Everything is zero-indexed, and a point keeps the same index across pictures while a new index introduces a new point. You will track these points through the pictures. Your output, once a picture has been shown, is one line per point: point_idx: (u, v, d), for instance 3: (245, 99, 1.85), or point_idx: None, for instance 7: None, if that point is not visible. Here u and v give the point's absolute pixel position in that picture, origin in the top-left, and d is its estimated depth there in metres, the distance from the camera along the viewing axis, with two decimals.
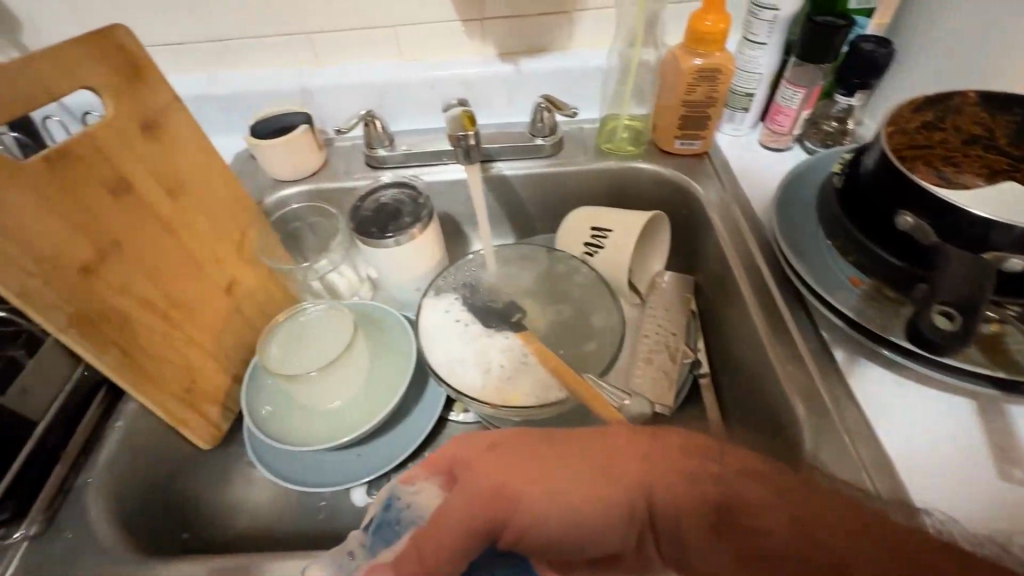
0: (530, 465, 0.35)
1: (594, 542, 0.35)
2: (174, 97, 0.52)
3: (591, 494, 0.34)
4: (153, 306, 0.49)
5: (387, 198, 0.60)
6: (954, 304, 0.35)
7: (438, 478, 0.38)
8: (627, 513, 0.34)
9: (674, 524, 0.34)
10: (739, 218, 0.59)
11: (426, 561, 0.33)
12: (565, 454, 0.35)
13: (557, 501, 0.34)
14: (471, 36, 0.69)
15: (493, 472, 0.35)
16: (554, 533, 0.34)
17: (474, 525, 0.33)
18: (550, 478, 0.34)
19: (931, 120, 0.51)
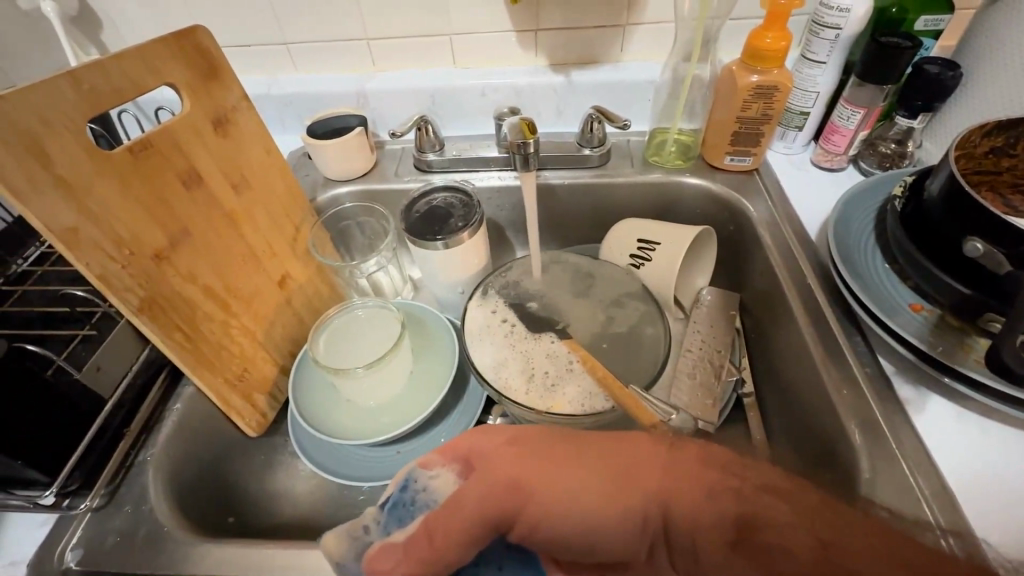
0: (548, 465, 0.36)
1: (605, 548, 0.34)
2: (242, 96, 0.55)
3: (603, 497, 0.34)
4: (214, 295, 0.51)
5: (438, 201, 0.61)
6: None
7: (453, 464, 0.39)
8: (641, 522, 0.34)
9: (690, 540, 0.33)
10: (790, 237, 0.58)
11: (435, 546, 0.35)
12: (585, 456, 0.36)
13: (571, 501, 0.34)
14: (525, 46, 0.71)
15: (513, 469, 0.36)
16: (566, 533, 0.34)
17: (487, 515, 0.34)
18: (566, 477, 0.35)
19: (1000, 145, 0.49)
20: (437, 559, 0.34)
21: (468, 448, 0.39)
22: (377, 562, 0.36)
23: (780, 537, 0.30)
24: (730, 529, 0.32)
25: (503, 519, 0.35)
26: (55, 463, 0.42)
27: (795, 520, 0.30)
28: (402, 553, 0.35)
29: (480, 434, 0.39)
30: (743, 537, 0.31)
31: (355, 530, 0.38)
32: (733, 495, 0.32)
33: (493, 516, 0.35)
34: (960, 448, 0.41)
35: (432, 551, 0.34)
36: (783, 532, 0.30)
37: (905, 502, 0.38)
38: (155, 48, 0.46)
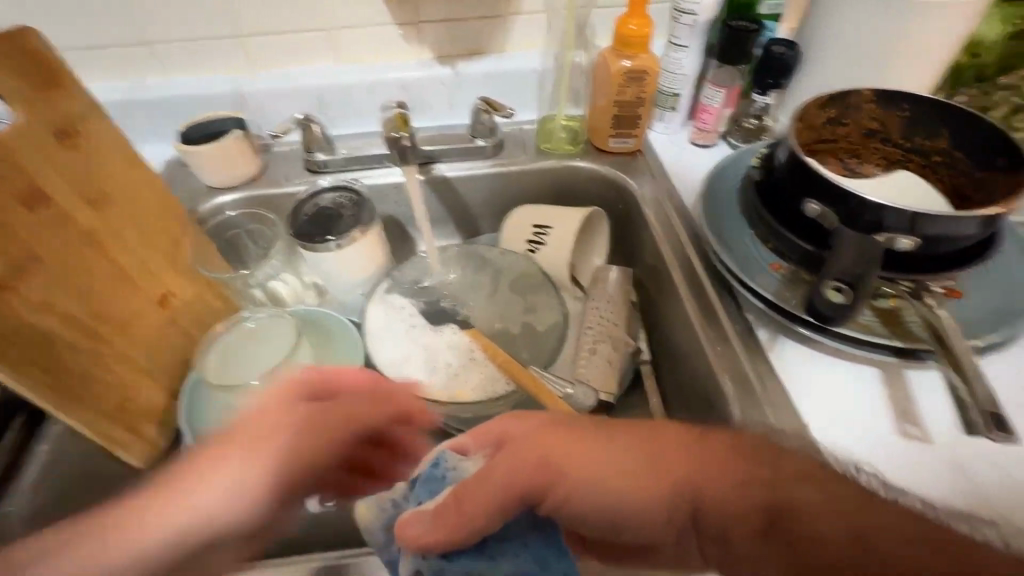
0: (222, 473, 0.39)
1: (632, 526, 0.34)
2: (93, 105, 0.50)
3: (635, 478, 0.33)
4: (78, 323, 0.48)
5: (327, 202, 0.59)
6: (844, 280, 0.40)
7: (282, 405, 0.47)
8: (671, 512, 0.33)
9: (719, 530, 0.33)
10: (670, 210, 0.62)
11: (464, 511, 0.32)
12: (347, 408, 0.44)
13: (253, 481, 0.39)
14: (408, 39, 0.70)
15: (542, 449, 0.34)
16: (588, 512, 0.34)
17: (516, 489, 0.32)
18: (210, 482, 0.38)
19: (835, 117, 0.55)
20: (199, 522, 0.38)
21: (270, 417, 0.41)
22: (403, 527, 0.33)
23: (813, 528, 0.31)
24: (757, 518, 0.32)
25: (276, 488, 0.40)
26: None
27: (823, 506, 0.31)
28: (426, 525, 0.32)
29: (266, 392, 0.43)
30: (773, 529, 0.32)
31: (383, 501, 0.38)
32: (766, 485, 0.32)
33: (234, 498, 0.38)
34: (814, 388, 0.46)
35: (459, 519, 0.32)
36: (816, 510, 0.31)
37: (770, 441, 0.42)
38: None
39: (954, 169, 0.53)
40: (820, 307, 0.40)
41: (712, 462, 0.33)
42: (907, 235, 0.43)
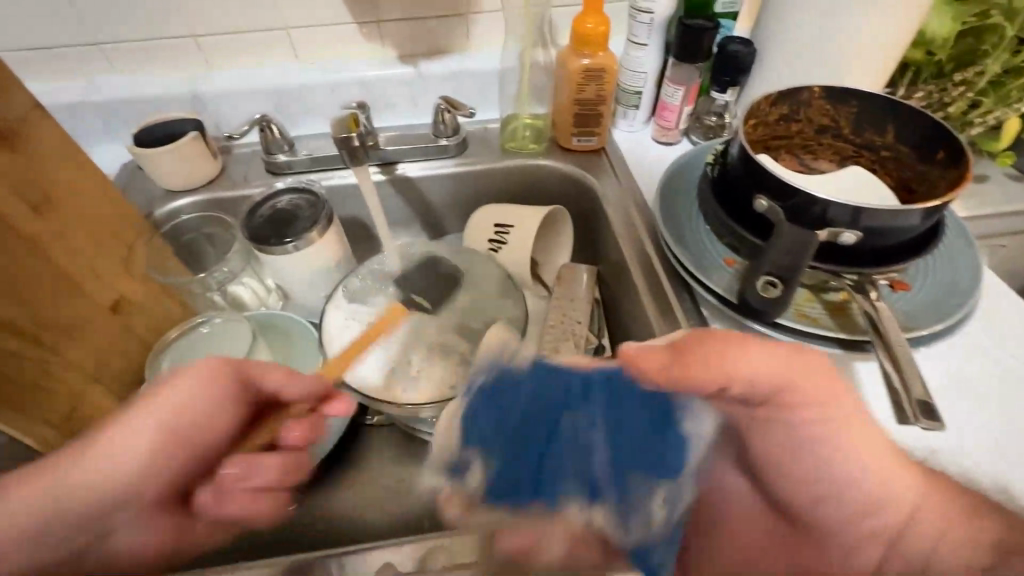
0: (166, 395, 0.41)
1: (861, 516, 0.37)
2: (33, 104, 0.49)
3: (876, 477, 0.36)
4: (24, 333, 0.47)
5: (285, 203, 0.58)
6: (776, 274, 0.44)
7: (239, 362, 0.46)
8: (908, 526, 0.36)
9: (926, 560, 0.36)
10: (630, 208, 0.63)
11: (633, 400, 0.34)
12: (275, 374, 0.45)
13: (181, 423, 0.41)
14: (369, 38, 0.69)
15: (709, 353, 0.34)
16: (824, 489, 0.37)
17: (667, 377, 0.34)
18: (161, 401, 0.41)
19: (786, 113, 0.56)
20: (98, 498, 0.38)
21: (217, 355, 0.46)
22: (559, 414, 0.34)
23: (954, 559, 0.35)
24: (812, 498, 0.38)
25: (175, 453, 0.41)
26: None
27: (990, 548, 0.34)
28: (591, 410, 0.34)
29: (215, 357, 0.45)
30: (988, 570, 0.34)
31: (497, 361, 0.37)
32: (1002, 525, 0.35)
33: (161, 452, 0.40)
34: None
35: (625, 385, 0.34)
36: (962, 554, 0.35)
37: None
38: None
39: (902, 162, 0.54)
40: (753, 303, 0.45)
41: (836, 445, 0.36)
42: (851, 229, 0.44)
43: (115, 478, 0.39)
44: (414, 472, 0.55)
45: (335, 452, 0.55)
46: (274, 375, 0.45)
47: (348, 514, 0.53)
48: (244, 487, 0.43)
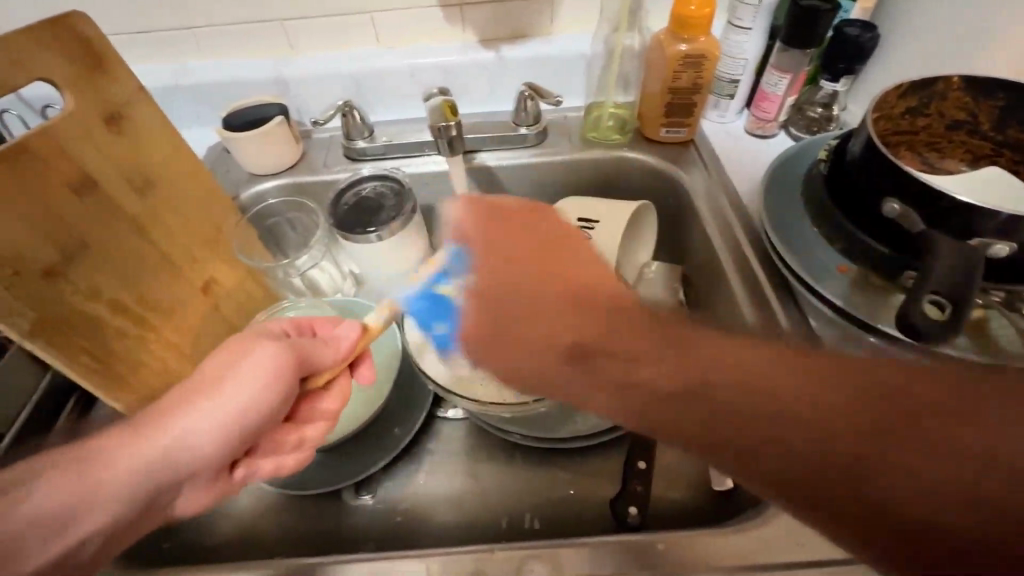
0: (232, 383, 0.41)
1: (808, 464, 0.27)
2: (140, 88, 0.49)
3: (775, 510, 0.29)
4: (126, 310, 0.48)
5: (369, 190, 0.58)
6: (942, 296, 0.37)
7: (287, 328, 0.49)
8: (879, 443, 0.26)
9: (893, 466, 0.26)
10: (724, 203, 0.59)
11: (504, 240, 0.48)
12: (308, 342, 0.46)
13: (241, 412, 0.42)
14: (451, 22, 0.67)
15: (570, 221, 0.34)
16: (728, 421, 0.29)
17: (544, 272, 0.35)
18: (230, 390, 0.41)
19: (916, 105, 0.50)
20: (163, 474, 0.40)
21: (277, 325, 0.48)
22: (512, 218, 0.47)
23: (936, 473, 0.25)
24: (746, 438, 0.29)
25: (236, 440, 0.42)
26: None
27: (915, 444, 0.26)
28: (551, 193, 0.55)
29: (272, 320, 0.50)
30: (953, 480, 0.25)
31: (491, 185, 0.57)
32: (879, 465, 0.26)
33: (225, 434, 0.41)
34: None
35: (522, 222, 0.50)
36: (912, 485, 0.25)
37: None
38: (20, 38, 0.41)
39: None
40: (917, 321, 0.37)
41: (722, 350, 0.31)
42: (1003, 240, 0.39)
43: (184, 446, 0.40)
44: (488, 470, 0.52)
45: (411, 443, 0.54)
46: (318, 348, 0.47)
47: (417, 508, 0.50)
48: (284, 445, 0.46)
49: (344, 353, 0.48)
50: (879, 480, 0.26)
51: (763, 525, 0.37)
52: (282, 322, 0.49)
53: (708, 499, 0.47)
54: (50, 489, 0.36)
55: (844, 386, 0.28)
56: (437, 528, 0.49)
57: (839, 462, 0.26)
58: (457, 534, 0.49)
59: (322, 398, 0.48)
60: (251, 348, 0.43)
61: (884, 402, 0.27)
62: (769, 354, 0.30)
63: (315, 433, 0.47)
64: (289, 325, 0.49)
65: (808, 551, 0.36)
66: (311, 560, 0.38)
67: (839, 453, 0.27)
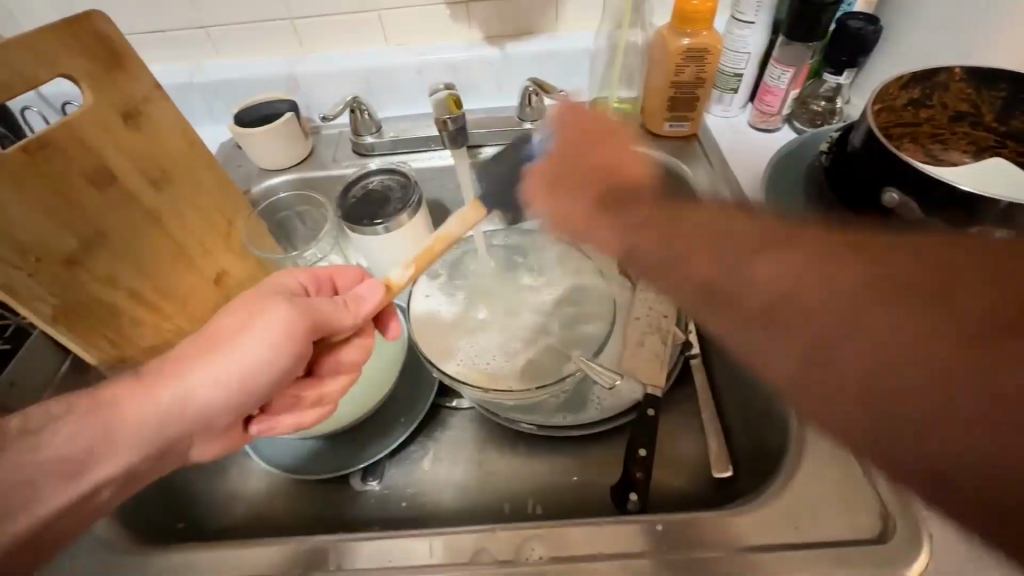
0: (247, 340, 0.40)
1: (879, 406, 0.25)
2: (155, 85, 0.51)
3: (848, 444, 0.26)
4: (142, 299, 0.50)
5: (376, 184, 0.59)
6: None
7: (305, 284, 0.47)
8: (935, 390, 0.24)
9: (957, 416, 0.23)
10: (727, 197, 0.59)
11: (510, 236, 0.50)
12: (324, 301, 0.43)
13: (263, 364, 0.41)
14: (458, 20, 0.68)
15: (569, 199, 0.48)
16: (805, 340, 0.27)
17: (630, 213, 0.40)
18: (243, 344, 0.40)
19: (917, 97, 0.50)
20: (181, 424, 0.40)
21: (296, 280, 0.46)
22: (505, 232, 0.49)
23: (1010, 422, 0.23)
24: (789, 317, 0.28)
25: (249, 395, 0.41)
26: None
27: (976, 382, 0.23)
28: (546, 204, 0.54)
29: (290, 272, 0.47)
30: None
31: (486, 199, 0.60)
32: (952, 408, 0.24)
33: (238, 390, 0.41)
34: None
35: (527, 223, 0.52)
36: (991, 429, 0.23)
37: (836, 447, 0.40)
38: (44, 36, 0.43)
39: None
40: None
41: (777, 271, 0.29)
42: (1003, 228, 0.39)
43: (198, 404, 0.40)
44: (492, 456, 0.53)
45: (417, 431, 0.55)
46: (335, 311, 0.42)
47: (424, 492, 0.52)
48: (303, 398, 0.45)
49: (365, 316, 0.43)
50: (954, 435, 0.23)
51: (761, 508, 0.38)
52: (300, 278, 0.46)
53: (709, 487, 0.48)
54: (74, 433, 0.38)
55: (906, 305, 0.26)
56: (443, 513, 0.50)
57: (875, 383, 0.25)
58: (463, 518, 0.50)
59: (343, 351, 0.46)
60: (263, 308, 0.41)
61: (966, 330, 0.24)
62: (812, 255, 0.29)
63: (333, 390, 0.46)
64: (310, 280, 0.47)
65: (808, 533, 0.37)
66: (322, 538, 0.40)
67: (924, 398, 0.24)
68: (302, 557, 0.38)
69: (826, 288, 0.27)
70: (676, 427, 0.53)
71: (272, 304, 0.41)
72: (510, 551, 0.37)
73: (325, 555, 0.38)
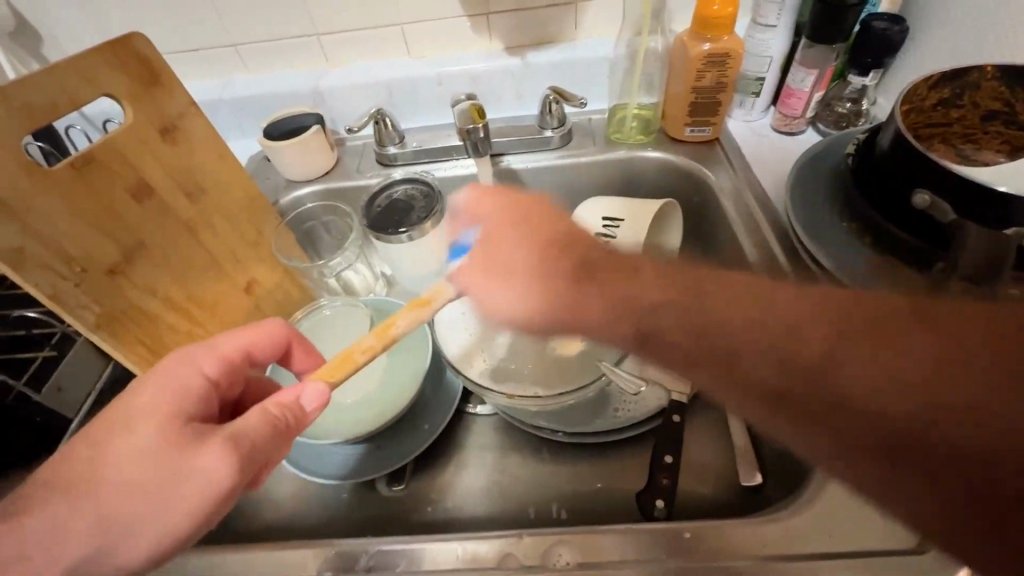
0: (162, 487, 0.32)
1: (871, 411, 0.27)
2: (191, 101, 0.53)
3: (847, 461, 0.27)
4: (177, 306, 0.52)
5: (400, 194, 0.61)
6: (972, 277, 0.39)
7: (215, 376, 0.40)
8: (905, 398, 0.26)
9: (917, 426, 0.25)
10: (751, 202, 0.58)
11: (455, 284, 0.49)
12: (256, 416, 0.35)
13: (181, 516, 0.32)
14: (478, 32, 0.70)
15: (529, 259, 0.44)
16: (788, 366, 0.30)
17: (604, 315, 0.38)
18: (157, 492, 0.32)
19: (948, 97, 0.50)
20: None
21: (203, 371, 0.39)
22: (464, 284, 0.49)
23: (967, 406, 0.25)
24: (784, 388, 0.30)
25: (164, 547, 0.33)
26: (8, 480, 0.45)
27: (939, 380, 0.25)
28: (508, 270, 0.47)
29: (188, 356, 0.39)
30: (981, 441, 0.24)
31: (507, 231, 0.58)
32: (918, 399, 0.26)
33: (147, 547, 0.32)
34: None
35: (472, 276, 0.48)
36: (926, 416, 0.25)
37: None
38: (90, 56, 0.45)
39: None
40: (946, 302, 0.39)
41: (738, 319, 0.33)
42: None
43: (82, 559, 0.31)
44: (516, 462, 0.53)
45: (441, 436, 0.55)
46: (273, 426, 0.36)
47: (449, 497, 0.52)
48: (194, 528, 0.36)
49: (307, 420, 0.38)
50: (905, 417, 0.26)
51: (792, 516, 0.37)
52: (208, 368, 0.39)
53: (736, 495, 0.47)
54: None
55: (877, 348, 0.28)
56: (467, 517, 0.50)
57: (839, 416, 0.28)
58: (487, 523, 0.50)
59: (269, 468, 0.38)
60: (182, 458, 0.33)
61: (913, 338, 0.27)
62: (798, 313, 0.31)
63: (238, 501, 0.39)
64: (220, 371, 0.40)
65: (843, 542, 0.36)
66: (352, 541, 0.40)
67: (880, 404, 0.27)
68: (333, 558, 0.39)
69: (793, 335, 0.30)
70: (702, 434, 0.52)
71: (195, 451, 0.33)
72: (539, 554, 0.38)
73: (354, 557, 0.39)
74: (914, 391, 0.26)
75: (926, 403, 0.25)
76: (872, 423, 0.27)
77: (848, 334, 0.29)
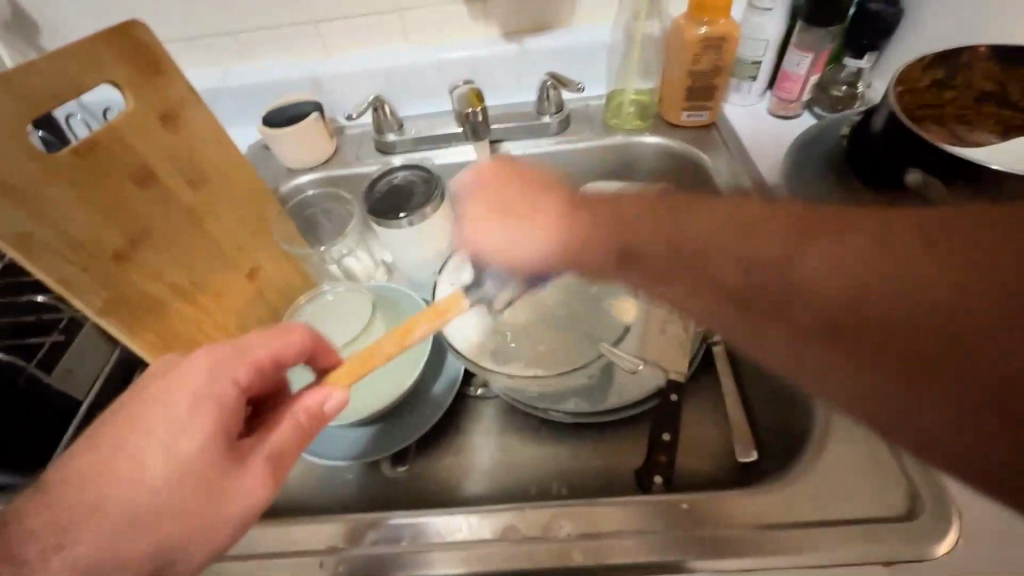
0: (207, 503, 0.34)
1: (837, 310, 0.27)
2: (191, 90, 0.52)
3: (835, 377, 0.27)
4: (181, 291, 0.52)
5: (400, 179, 0.61)
6: None
7: (245, 380, 0.38)
8: (876, 303, 0.26)
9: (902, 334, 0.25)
10: (748, 185, 0.59)
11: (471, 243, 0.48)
12: (290, 432, 0.37)
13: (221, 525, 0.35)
14: (476, 18, 0.70)
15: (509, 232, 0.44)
16: (763, 272, 0.30)
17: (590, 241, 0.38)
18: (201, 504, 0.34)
19: (942, 78, 0.50)
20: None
21: (235, 378, 0.37)
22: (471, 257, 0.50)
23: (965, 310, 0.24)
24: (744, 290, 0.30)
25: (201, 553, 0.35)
26: (18, 460, 0.46)
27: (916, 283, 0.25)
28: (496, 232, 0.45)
29: (212, 357, 0.38)
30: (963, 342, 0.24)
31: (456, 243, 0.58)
32: (898, 300, 0.25)
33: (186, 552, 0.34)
34: None
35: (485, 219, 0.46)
36: (887, 297, 0.26)
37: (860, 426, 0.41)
38: (91, 45, 0.45)
39: None
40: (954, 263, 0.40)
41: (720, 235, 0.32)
42: None
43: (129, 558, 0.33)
44: (517, 441, 0.55)
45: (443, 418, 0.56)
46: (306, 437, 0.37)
47: (452, 475, 0.53)
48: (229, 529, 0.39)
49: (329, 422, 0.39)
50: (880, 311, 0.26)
51: (787, 486, 0.38)
52: (238, 373, 0.38)
53: (732, 470, 0.49)
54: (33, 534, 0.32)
55: (858, 240, 0.27)
56: (470, 494, 0.52)
57: (827, 326, 0.27)
58: (490, 500, 0.51)
59: None
60: (227, 478, 0.35)
61: (909, 248, 0.26)
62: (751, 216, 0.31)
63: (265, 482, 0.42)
64: (251, 377, 0.38)
65: (836, 510, 0.37)
66: (360, 516, 0.41)
67: (863, 317, 0.26)
68: (341, 532, 0.40)
69: (763, 241, 0.30)
70: (699, 412, 0.53)
71: (240, 470, 0.35)
72: (541, 525, 0.39)
73: (363, 531, 0.40)
74: (901, 292, 0.25)
75: (915, 306, 0.25)
76: (853, 360, 0.27)
77: (813, 237, 0.29)
